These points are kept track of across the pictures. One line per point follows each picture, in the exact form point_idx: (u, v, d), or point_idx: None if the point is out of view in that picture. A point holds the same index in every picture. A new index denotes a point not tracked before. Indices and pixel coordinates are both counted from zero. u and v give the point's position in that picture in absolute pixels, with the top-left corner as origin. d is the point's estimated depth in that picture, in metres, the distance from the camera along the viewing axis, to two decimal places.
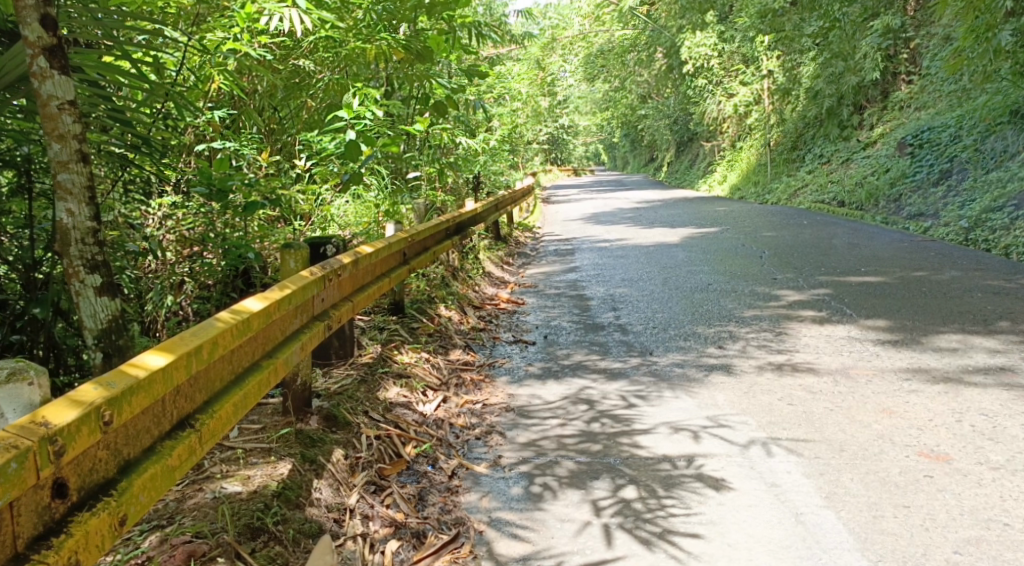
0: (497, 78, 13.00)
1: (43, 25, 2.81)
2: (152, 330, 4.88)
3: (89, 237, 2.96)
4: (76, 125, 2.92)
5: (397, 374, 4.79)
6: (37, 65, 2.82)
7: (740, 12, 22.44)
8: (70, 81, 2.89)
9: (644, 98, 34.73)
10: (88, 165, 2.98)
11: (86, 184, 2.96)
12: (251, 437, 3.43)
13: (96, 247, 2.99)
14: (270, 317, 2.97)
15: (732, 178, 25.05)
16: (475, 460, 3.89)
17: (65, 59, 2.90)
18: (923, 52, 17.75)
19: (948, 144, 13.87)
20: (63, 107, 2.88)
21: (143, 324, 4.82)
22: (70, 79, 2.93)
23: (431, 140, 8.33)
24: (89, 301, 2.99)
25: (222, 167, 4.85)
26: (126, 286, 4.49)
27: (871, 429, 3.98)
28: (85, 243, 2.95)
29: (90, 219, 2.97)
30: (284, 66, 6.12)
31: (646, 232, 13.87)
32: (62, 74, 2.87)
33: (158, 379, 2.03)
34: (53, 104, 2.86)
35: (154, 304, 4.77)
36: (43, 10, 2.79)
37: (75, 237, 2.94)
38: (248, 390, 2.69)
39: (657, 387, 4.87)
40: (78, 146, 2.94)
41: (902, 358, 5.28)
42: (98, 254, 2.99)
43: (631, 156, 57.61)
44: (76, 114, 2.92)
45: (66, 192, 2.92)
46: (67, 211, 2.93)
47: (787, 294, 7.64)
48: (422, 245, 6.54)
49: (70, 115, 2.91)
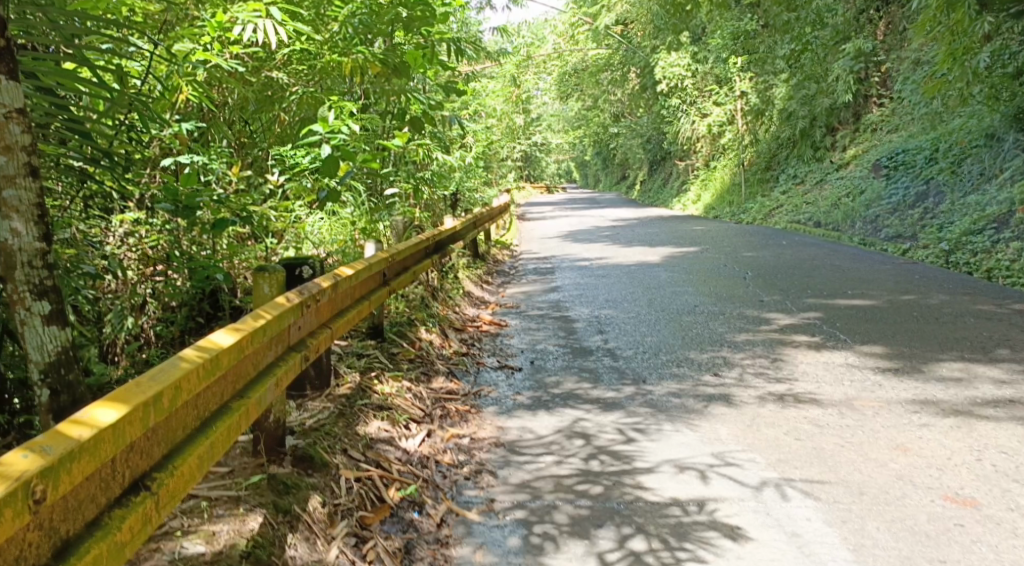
0: (472, 96, 12.71)
1: None
2: (111, 354, 4.50)
3: (38, 260, 2.61)
4: (24, 136, 2.58)
5: (377, 407, 4.45)
6: None
7: (713, 33, 22.38)
8: (18, 87, 2.57)
9: (616, 117, 34.62)
10: (38, 180, 2.63)
11: (36, 201, 2.61)
12: (218, 484, 3.10)
13: (46, 271, 2.63)
14: (241, 352, 2.63)
15: (705, 198, 24.92)
16: (465, 504, 3.56)
17: (13, 64, 2.57)
18: (893, 75, 17.71)
19: (923, 165, 13.81)
20: (10, 115, 2.54)
21: (101, 347, 4.44)
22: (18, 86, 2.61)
23: (407, 156, 8.06)
24: (35, 331, 2.63)
25: (190, 181, 4.46)
26: (83, 308, 4.11)
27: (889, 470, 3.71)
28: (32, 266, 2.60)
29: (39, 240, 2.61)
30: (256, 79, 5.77)
31: (625, 251, 13.59)
32: (9, 79, 2.54)
33: (108, 437, 1.72)
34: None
35: (114, 328, 4.38)
36: None
37: (21, 259, 2.58)
38: (214, 438, 2.36)
39: (655, 419, 4.57)
40: (26, 159, 2.60)
41: (906, 388, 5.03)
42: (48, 279, 2.64)
43: (602, 174, 57.71)
44: (24, 124, 2.58)
45: (11, 210, 2.56)
46: (12, 230, 2.57)
47: (777, 318, 7.39)
48: (401, 264, 6.22)
49: (19, 125, 2.57)
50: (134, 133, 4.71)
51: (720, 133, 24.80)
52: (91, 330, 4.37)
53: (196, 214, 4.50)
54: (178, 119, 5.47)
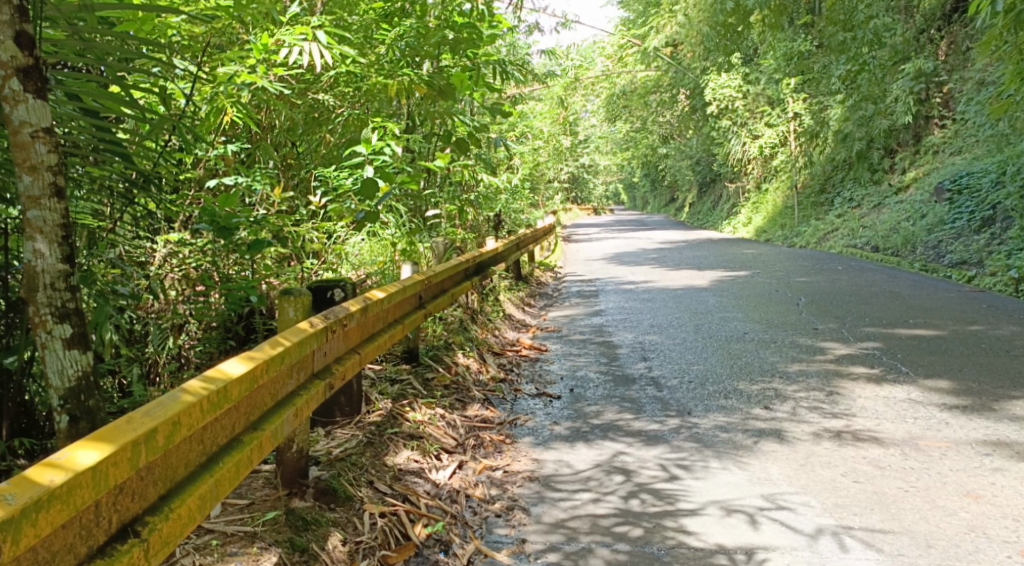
0: (519, 118, 12.57)
1: (18, 44, 2.36)
2: (152, 374, 4.38)
3: (60, 281, 2.48)
4: (50, 156, 2.45)
5: (408, 436, 4.27)
6: (8, 88, 2.36)
7: (765, 54, 21.96)
8: (47, 105, 2.43)
9: (666, 138, 34.28)
10: (63, 200, 2.50)
11: (61, 221, 2.48)
12: (234, 518, 2.93)
13: (69, 293, 2.50)
14: (255, 382, 2.47)
15: (757, 220, 24.44)
16: (495, 544, 3.36)
17: (43, 82, 2.44)
18: (956, 96, 17.16)
19: (988, 190, 13.29)
20: (36, 134, 2.41)
21: (142, 368, 4.32)
22: (48, 103, 2.47)
23: (451, 177, 7.89)
24: (55, 355, 2.49)
25: (228, 202, 4.32)
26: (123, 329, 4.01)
27: (959, 520, 3.48)
28: (55, 288, 2.46)
29: (62, 262, 2.48)
30: (303, 101, 5.56)
31: (672, 275, 13.29)
32: (38, 98, 2.41)
33: (77, 485, 1.64)
34: (25, 131, 2.40)
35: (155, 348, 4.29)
36: (18, 27, 2.34)
37: (44, 281, 2.45)
38: (221, 475, 2.20)
39: (701, 456, 4.31)
40: (52, 179, 2.46)
41: (975, 428, 4.69)
42: (70, 301, 2.50)
43: (651, 196, 57.39)
44: (52, 143, 2.45)
45: (35, 231, 2.44)
46: (35, 251, 2.44)
47: (833, 347, 7.05)
48: (439, 287, 6.04)
49: (45, 145, 2.44)
50: (177, 155, 4.57)
51: (773, 154, 24.32)
52: (131, 351, 4.25)
53: (234, 235, 4.39)
54: (225, 141, 5.37)
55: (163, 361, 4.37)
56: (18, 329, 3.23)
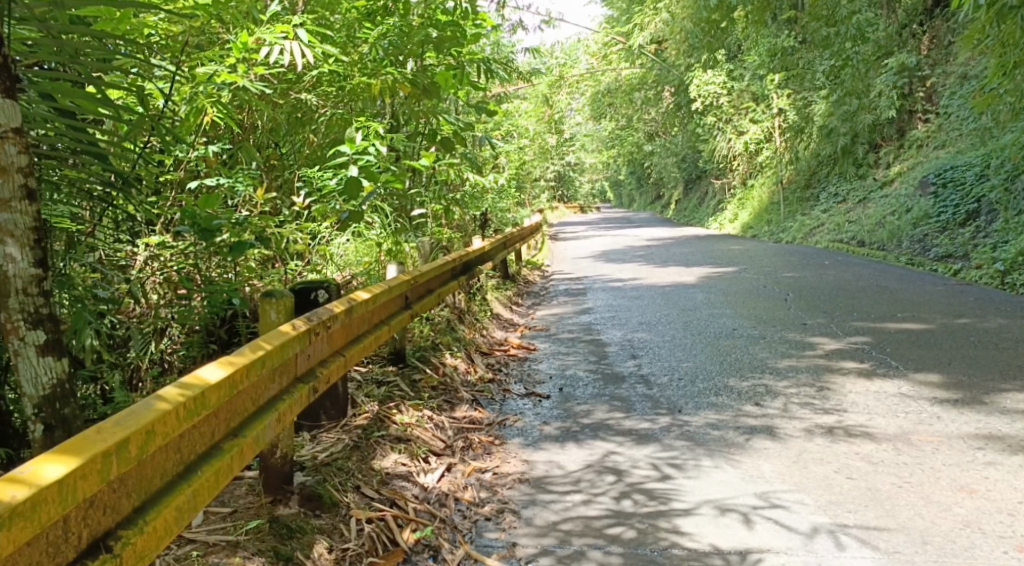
0: (504, 116, 12.49)
1: None
2: (135, 380, 4.27)
3: (33, 286, 2.38)
4: (21, 157, 2.36)
5: (395, 439, 4.20)
6: None
7: (750, 50, 21.97)
8: (16, 105, 2.35)
9: (651, 135, 34.27)
10: (36, 203, 2.41)
11: (32, 224, 2.39)
12: (217, 528, 2.86)
13: (42, 298, 2.41)
14: (234, 387, 2.39)
15: (743, 217, 24.50)
16: (485, 549, 3.29)
17: (13, 82, 2.35)
18: (940, 90, 17.21)
19: (972, 183, 13.30)
20: (6, 135, 2.32)
21: (125, 373, 4.22)
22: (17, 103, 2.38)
23: (437, 177, 7.82)
24: (29, 362, 2.40)
25: (208, 203, 4.21)
26: (104, 335, 3.90)
27: (954, 515, 3.44)
28: (27, 293, 2.37)
29: (34, 266, 2.39)
30: (285, 101, 5.48)
31: (660, 272, 13.26)
32: (7, 97, 2.32)
33: (42, 499, 1.57)
34: None
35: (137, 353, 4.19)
36: None
37: (15, 286, 2.36)
38: (199, 485, 2.13)
39: (693, 454, 4.25)
40: (23, 181, 2.37)
41: (967, 422, 4.66)
42: (43, 306, 2.41)
43: (637, 193, 57.46)
44: (22, 144, 2.36)
45: (5, 234, 2.34)
46: (7, 255, 2.35)
47: (822, 343, 7.01)
48: (426, 286, 5.96)
49: (15, 145, 2.35)
50: (156, 156, 4.48)
51: (758, 150, 24.34)
52: (112, 357, 4.15)
53: (215, 237, 4.27)
54: (206, 142, 5.28)
55: (146, 366, 4.27)
56: None
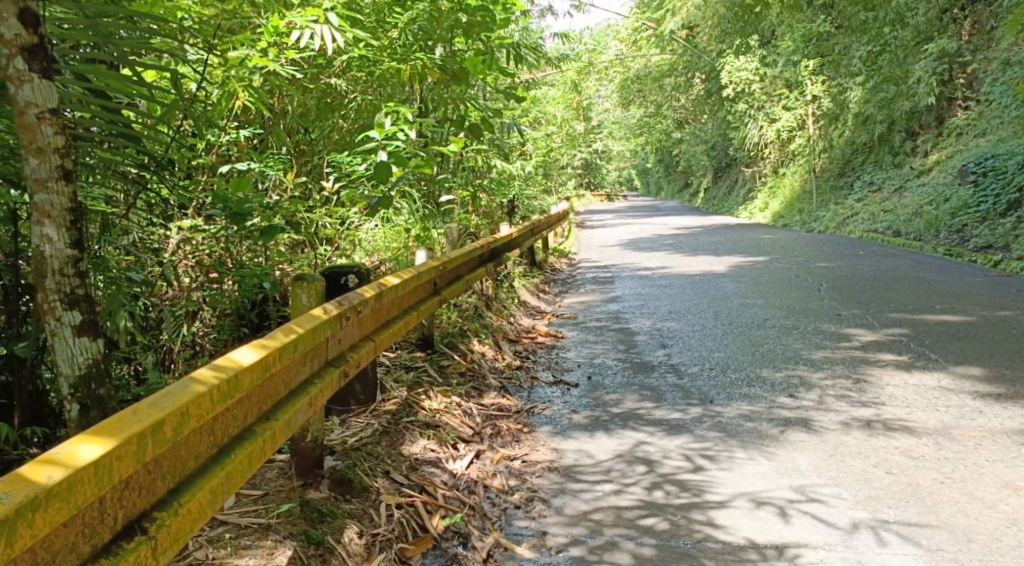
0: (533, 102, 12.40)
1: (23, 22, 2.24)
2: (167, 362, 4.28)
3: (69, 267, 2.36)
4: (58, 138, 2.33)
5: (424, 424, 4.16)
6: (13, 67, 2.24)
7: (784, 36, 21.65)
8: (53, 86, 2.31)
9: (682, 123, 33.95)
10: (72, 183, 2.38)
11: (69, 206, 2.36)
12: (248, 510, 2.84)
13: (78, 279, 2.39)
14: (267, 370, 2.36)
15: (774, 205, 24.20)
16: (515, 537, 3.25)
17: (50, 63, 2.32)
18: (980, 77, 16.84)
19: (1014, 172, 13.01)
20: (42, 115, 2.29)
21: (157, 355, 4.22)
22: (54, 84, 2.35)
23: (465, 163, 7.77)
24: (65, 343, 2.38)
25: (240, 187, 4.18)
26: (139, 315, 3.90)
27: (999, 513, 3.35)
28: (64, 274, 2.35)
29: (71, 247, 2.37)
30: (315, 85, 5.46)
31: (689, 261, 13.12)
32: (44, 78, 2.29)
33: (79, 481, 1.54)
34: (31, 111, 2.28)
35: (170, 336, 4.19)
36: (21, 3, 2.21)
37: (52, 267, 2.34)
38: (232, 467, 2.10)
39: (726, 446, 4.18)
40: (60, 161, 2.35)
41: (1010, 417, 4.55)
42: (80, 287, 2.39)
43: (665, 182, 57.15)
44: (58, 125, 2.33)
45: (43, 215, 2.32)
46: (44, 237, 2.33)
47: (858, 334, 6.88)
48: (454, 273, 5.92)
49: (52, 126, 2.32)
50: (189, 140, 4.45)
51: (791, 138, 24.02)
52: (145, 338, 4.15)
53: (247, 221, 4.24)
54: (237, 126, 5.26)
55: (178, 348, 4.27)
56: (29, 317, 3.11)
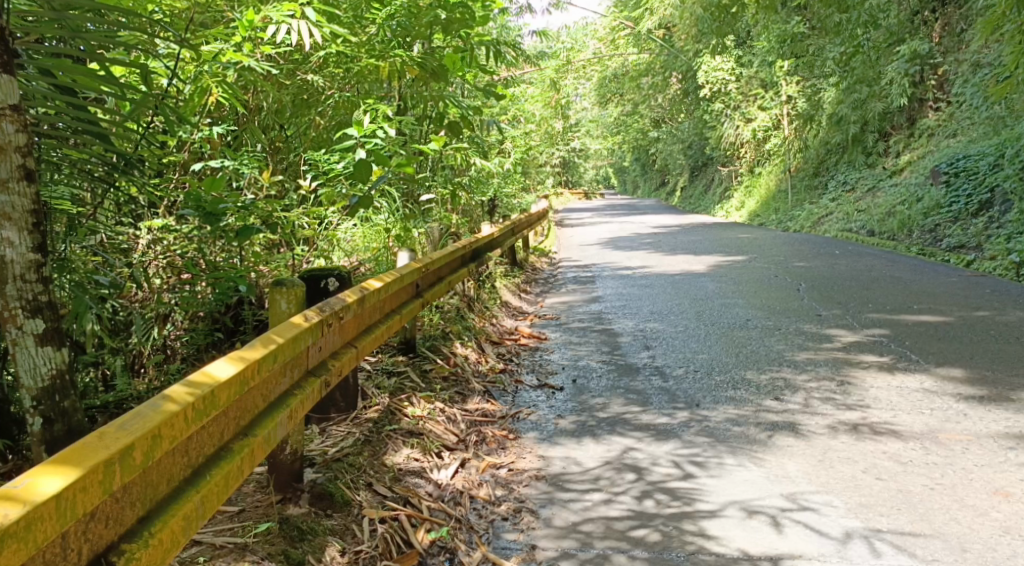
0: (512, 100, 12.29)
1: None
2: (136, 366, 4.14)
3: (31, 272, 2.24)
4: (19, 135, 2.20)
5: (407, 433, 4.05)
6: None
7: (759, 37, 21.72)
8: (13, 81, 2.18)
9: (658, 122, 34.01)
10: (34, 183, 2.25)
11: (31, 207, 2.24)
12: (224, 529, 2.73)
13: (41, 285, 2.26)
14: (245, 384, 2.25)
15: (750, 204, 24.29)
16: (503, 551, 3.16)
17: (10, 57, 2.19)
18: (951, 79, 16.96)
19: (986, 172, 13.08)
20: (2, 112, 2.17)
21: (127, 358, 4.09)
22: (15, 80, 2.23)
23: (444, 162, 7.65)
24: (27, 352, 2.26)
25: (214, 186, 4.04)
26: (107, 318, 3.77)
27: (992, 520, 3.30)
28: (25, 280, 2.22)
29: (33, 251, 2.24)
30: (291, 81, 5.31)
31: (669, 260, 13.08)
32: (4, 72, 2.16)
33: (38, 516, 1.42)
34: None
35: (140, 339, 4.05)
36: None
37: (13, 272, 2.21)
38: (208, 491, 1.99)
39: (715, 452, 4.11)
40: (21, 161, 2.22)
41: (996, 420, 4.52)
42: (43, 293, 2.26)
43: (641, 180, 57.34)
44: (20, 122, 2.20)
45: (2, 217, 2.19)
46: (4, 240, 2.20)
47: (840, 335, 6.85)
48: (436, 274, 5.81)
49: (12, 123, 2.19)
50: (160, 137, 4.30)
51: (766, 138, 24.12)
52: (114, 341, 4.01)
53: (221, 221, 4.12)
54: (210, 123, 5.12)
55: (148, 352, 4.14)
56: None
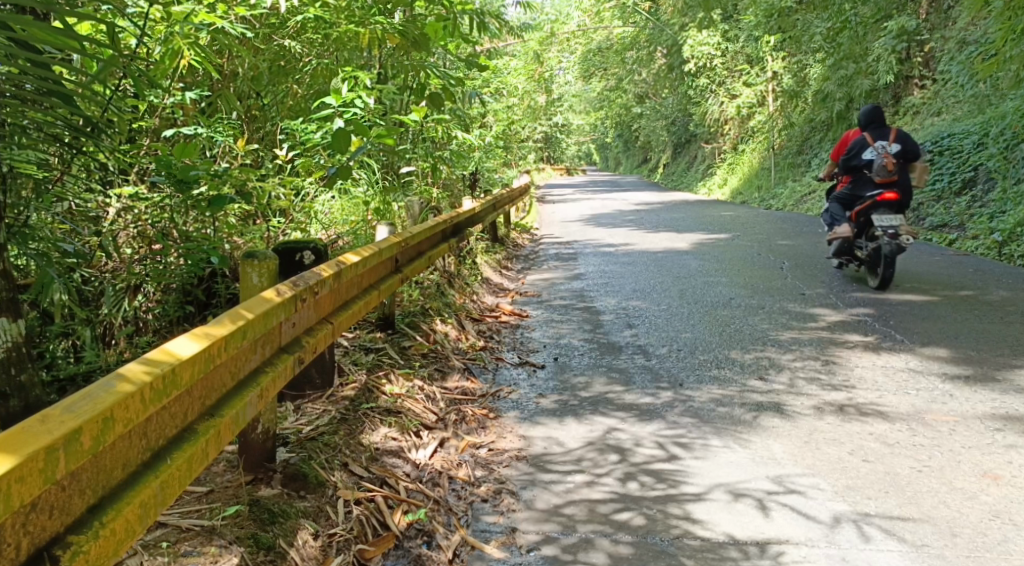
0: (495, 72, 12.06)
1: None
2: (107, 337, 4.05)
3: None
4: None
5: (385, 411, 3.94)
6: None
7: (745, 12, 21.48)
8: None
9: (642, 97, 33.76)
10: None
11: None
12: (191, 510, 2.61)
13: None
14: (210, 361, 2.12)
15: (733, 182, 24.20)
16: (482, 534, 3.06)
17: None
18: (937, 56, 16.85)
19: (970, 150, 12.98)
20: None
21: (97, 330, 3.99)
22: None
23: (425, 133, 7.46)
24: None
25: (185, 153, 3.84)
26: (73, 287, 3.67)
27: (981, 504, 3.24)
28: None
29: None
30: (267, 46, 5.16)
31: (651, 237, 12.99)
32: None
33: None
34: None
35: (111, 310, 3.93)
36: None
37: None
38: (168, 475, 1.87)
39: (700, 433, 4.03)
40: None
41: (982, 401, 4.47)
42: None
43: (624, 156, 57.15)
44: None
45: None
46: None
47: (824, 314, 6.79)
48: (416, 248, 5.67)
49: None
50: (128, 101, 4.08)
51: (751, 114, 24.00)
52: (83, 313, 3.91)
53: (192, 190, 3.92)
54: (182, 87, 4.98)
55: (119, 324, 4.04)
56: None
